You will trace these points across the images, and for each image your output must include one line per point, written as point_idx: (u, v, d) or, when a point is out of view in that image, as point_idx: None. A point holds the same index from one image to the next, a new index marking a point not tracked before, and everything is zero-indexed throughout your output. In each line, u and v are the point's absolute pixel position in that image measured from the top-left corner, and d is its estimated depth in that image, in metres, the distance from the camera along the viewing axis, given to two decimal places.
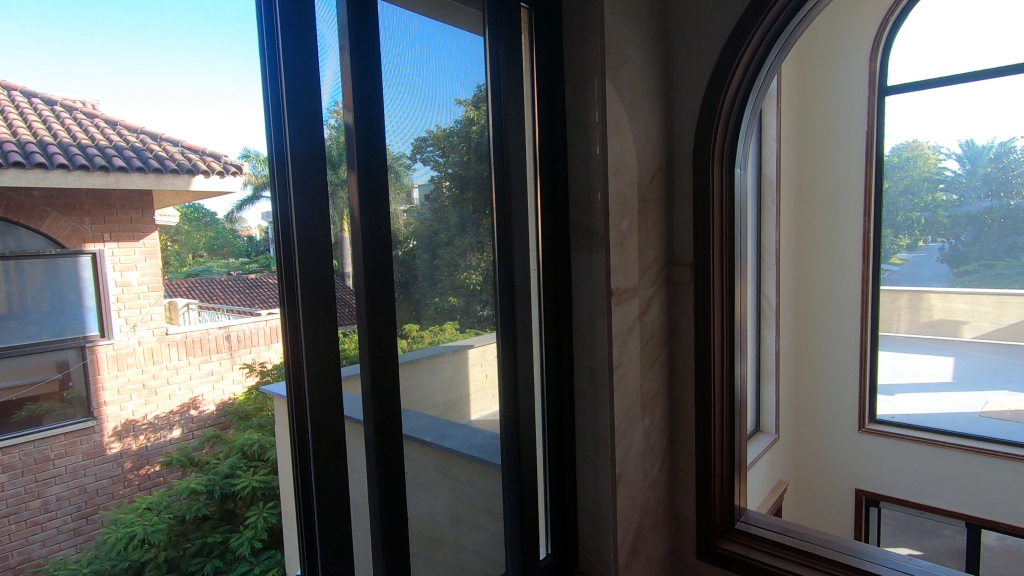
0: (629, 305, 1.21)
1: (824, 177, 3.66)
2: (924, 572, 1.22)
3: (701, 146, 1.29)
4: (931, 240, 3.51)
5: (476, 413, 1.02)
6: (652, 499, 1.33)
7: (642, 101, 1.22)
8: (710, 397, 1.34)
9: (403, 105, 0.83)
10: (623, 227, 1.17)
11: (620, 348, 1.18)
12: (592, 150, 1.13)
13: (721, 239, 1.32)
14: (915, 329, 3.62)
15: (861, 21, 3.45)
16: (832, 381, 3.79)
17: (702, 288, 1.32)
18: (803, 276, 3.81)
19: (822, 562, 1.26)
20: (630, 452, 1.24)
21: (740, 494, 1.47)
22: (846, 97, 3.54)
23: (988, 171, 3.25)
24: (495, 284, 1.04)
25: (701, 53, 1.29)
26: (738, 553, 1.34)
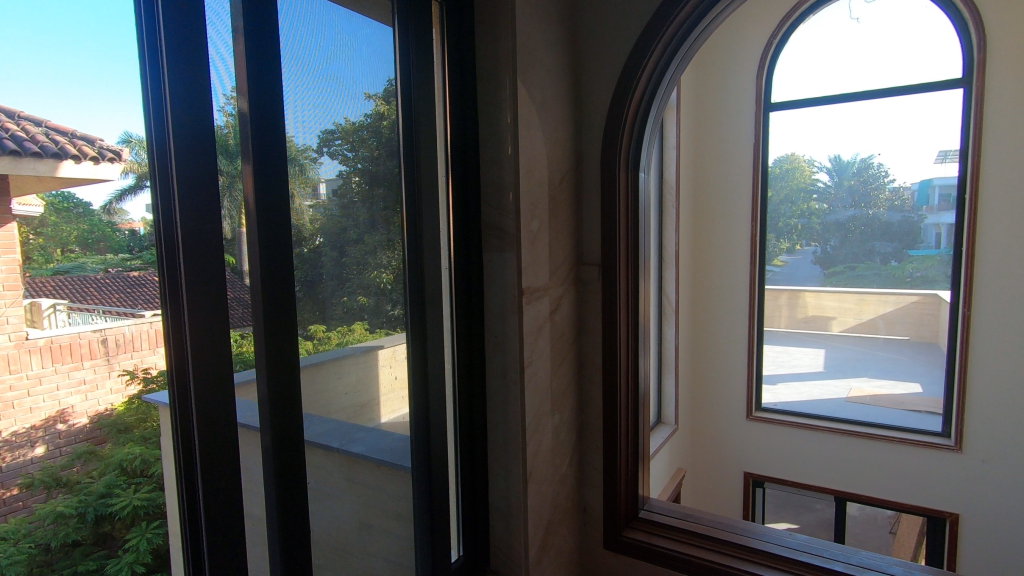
0: (539, 304, 1.23)
1: (717, 184, 3.95)
2: (803, 544, 1.34)
3: (607, 151, 1.34)
4: (806, 244, 3.89)
5: (386, 414, 0.98)
6: (561, 494, 1.37)
7: (551, 102, 1.24)
8: (616, 390, 1.40)
9: (308, 95, 0.79)
10: (534, 227, 1.19)
11: (531, 347, 1.20)
12: (504, 150, 1.13)
13: (627, 241, 1.38)
14: (793, 324, 4.01)
15: (749, 40, 3.75)
16: (724, 373, 4.10)
17: (608, 287, 1.38)
18: (699, 276, 4.08)
19: (716, 543, 1.36)
20: (540, 450, 1.26)
21: (643, 484, 1.55)
22: (736, 111, 3.83)
23: (851, 184, 3.68)
24: (405, 283, 1.01)
25: (608, 58, 1.33)
26: (641, 541, 1.40)
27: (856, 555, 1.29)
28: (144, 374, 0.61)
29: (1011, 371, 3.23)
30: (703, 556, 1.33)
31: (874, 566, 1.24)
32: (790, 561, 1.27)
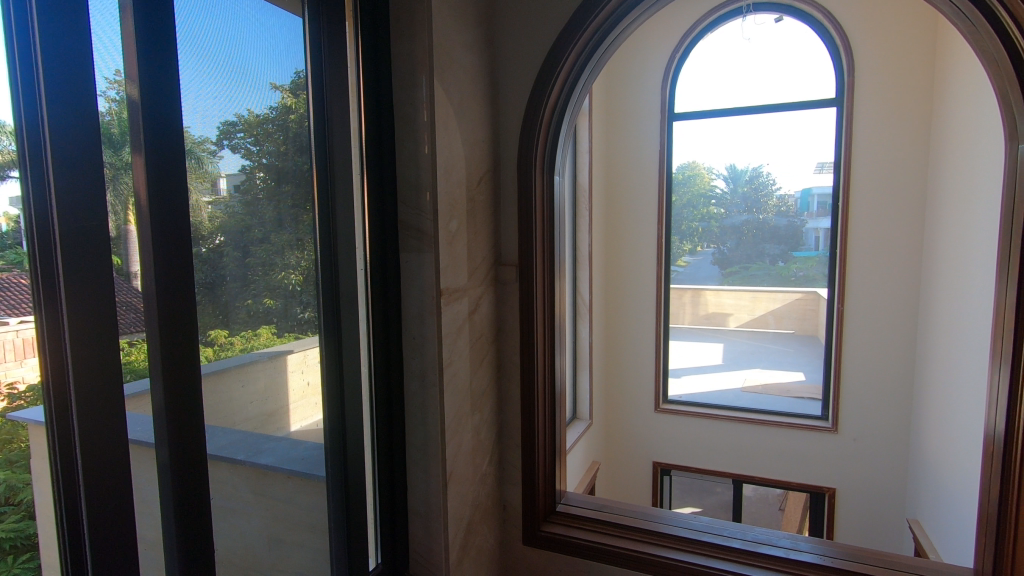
0: (458, 305, 1.23)
1: (625, 188, 4.14)
2: (705, 525, 1.44)
3: (523, 155, 1.37)
4: (706, 246, 4.15)
5: (297, 422, 0.93)
6: (481, 494, 1.37)
7: (469, 103, 1.25)
8: (534, 387, 1.43)
9: (208, 84, 0.74)
10: (453, 227, 1.19)
11: (449, 348, 1.19)
12: (420, 149, 1.12)
13: (543, 241, 1.41)
14: (695, 321, 4.28)
15: (654, 53, 3.96)
16: (634, 368, 4.30)
17: (525, 287, 1.40)
18: (611, 276, 4.25)
19: (628, 530, 1.42)
20: (459, 451, 1.25)
21: (561, 479, 1.59)
22: (643, 119, 4.04)
23: (745, 191, 3.97)
24: (317, 285, 0.97)
25: (524, 62, 1.36)
26: (559, 534, 1.44)
27: (752, 532, 1.40)
28: (8, 390, 0.54)
29: (876, 358, 3.67)
30: (617, 543, 1.38)
31: (766, 541, 1.36)
32: (695, 542, 1.36)
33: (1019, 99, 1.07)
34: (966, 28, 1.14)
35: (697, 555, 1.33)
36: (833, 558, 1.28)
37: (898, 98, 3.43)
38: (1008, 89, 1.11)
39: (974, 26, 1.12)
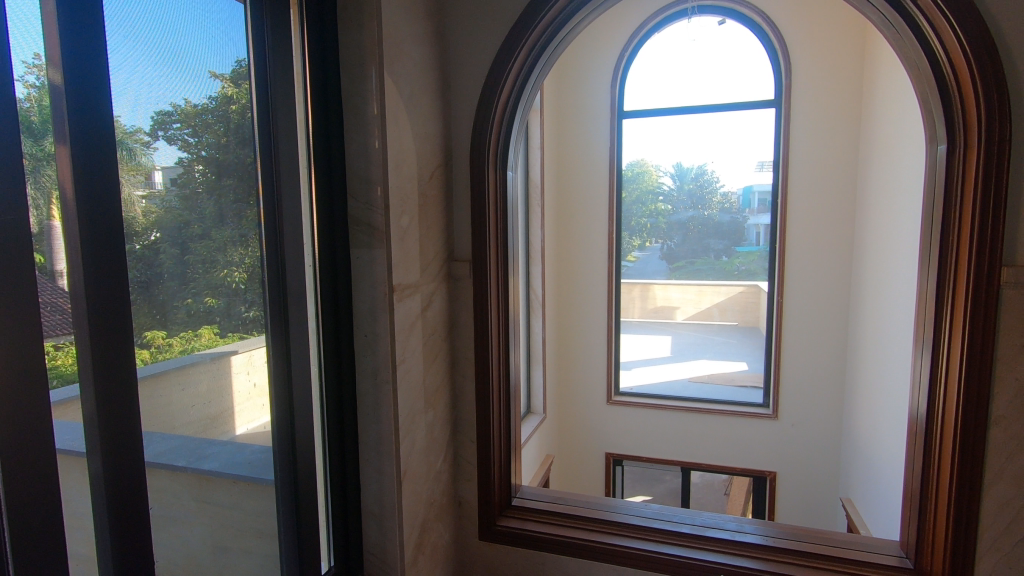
0: (410, 301, 1.21)
1: (576, 185, 4.20)
2: (656, 512, 1.48)
3: (475, 150, 1.36)
4: (654, 241, 4.25)
5: (243, 425, 0.90)
6: (436, 491, 1.36)
7: (419, 97, 1.23)
8: (489, 382, 1.43)
9: (141, 71, 0.70)
10: (404, 223, 1.17)
11: (402, 345, 1.18)
12: (370, 143, 1.09)
13: (497, 237, 1.41)
14: (645, 314, 4.39)
15: (603, 51, 4.02)
16: (586, 361, 4.37)
17: (478, 282, 1.39)
18: (563, 271, 4.31)
19: (582, 520, 1.45)
20: (413, 448, 1.24)
21: (516, 473, 1.60)
22: (594, 116, 4.10)
23: (690, 187, 4.08)
24: (262, 282, 0.93)
25: (475, 57, 1.35)
26: (514, 527, 1.45)
27: (699, 517, 1.46)
28: None
29: (812, 348, 3.87)
30: (571, 533, 1.41)
31: (713, 524, 1.41)
32: (646, 529, 1.40)
33: (938, 103, 1.15)
34: (891, 35, 1.22)
35: (647, 542, 1.37)
36: (774, 538, 1.35)
37: (831, 101, 3.62)
38: (928, 92, 1.19)
39: (899, 33, 1.19)
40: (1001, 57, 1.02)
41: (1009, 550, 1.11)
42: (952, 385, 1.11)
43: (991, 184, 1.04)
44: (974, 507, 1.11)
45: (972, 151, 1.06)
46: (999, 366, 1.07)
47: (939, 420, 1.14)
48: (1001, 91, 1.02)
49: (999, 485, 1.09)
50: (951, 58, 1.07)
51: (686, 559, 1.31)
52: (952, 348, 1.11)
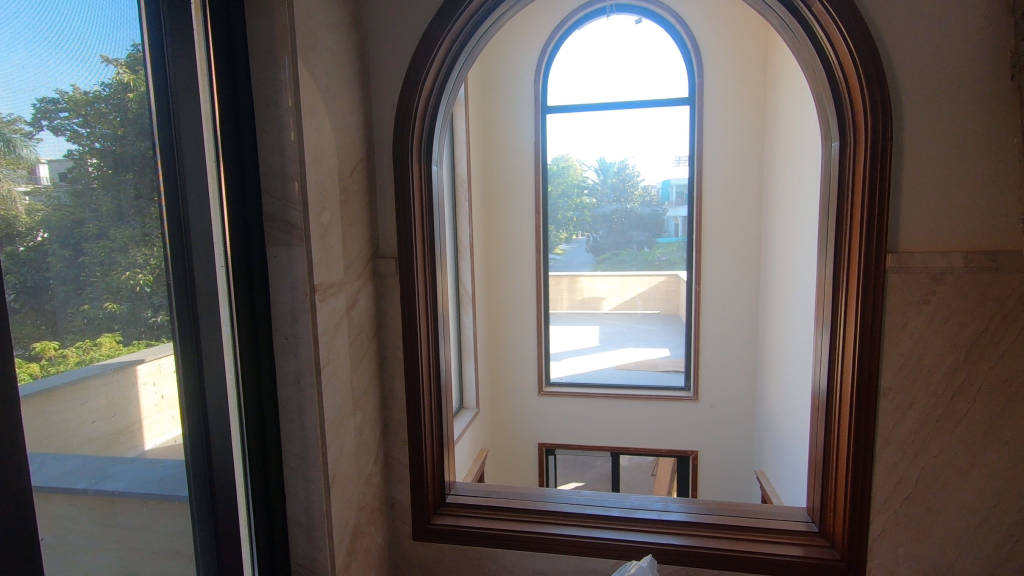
0: (334, 301, 1.17)
1: (503, 179, 4.22)
2: (587, 498, 1.53)
3: (398, 144, 1.33)
4: (581, 234, 4.35)
5: (152, 440, 0.84)
6: (367, 494, 1.33)
7: (338, 88, 1.18)
8: (419, 380, 1.41)
9: (16, 53, 0.63)
10: (325, 219, 1.13)
11: (327, 346, 1.14)
12: (285, 136, 1.04)
13: (423, 232, 1.39)
14: (573, 306, 4.50)
15: (526, 45, 4.05)
16: (517, 354, 4.42)
17: (405, 278, 1.37)
18: (493, 265, 4.33)
19: (517, 512, 1.46)
20: (342, 452, 1.20)
21: (449, 470, 1.59)
22: (518, 110, 4.13)
23: (613, 181, 4.19)
24: (170, 285, 0.87)
25: (395, 49, 1.32)
26: (448, 525, 1.44)
27: (629, 499, 1.51)
28: None
29: (728, 332, 4.12)
30: (506, 526, 1.42)
31: (641, 506, 1.47)
32: (578, 515, 1.43)
33: (831, 103, 1.25)
34: (789, 39, 1.31)
35: (580, 528, 1.40)
36: (697, 514, 1.42)
37: (739, 100, 3.85)
38: (822, 93, 1.29)
39: (796, 37, 1.28)
40: (883, 61, 1.12)
41: (897, 507, 1.23)
42: (847, 360, 1.21)
43: (877, 178, 1.14)
44: (867, 472, 1.22)
45: (860, 148, 1.16)
46: (886, 343, 1.18)
47: (838, 394, 1.25)
48: (883, 93, 1.12)
49: (887, 449, 1.21)
50: (841, 61, 1.16)
51: (617, 541, 1.36)
52: (847, 329, 1.21)
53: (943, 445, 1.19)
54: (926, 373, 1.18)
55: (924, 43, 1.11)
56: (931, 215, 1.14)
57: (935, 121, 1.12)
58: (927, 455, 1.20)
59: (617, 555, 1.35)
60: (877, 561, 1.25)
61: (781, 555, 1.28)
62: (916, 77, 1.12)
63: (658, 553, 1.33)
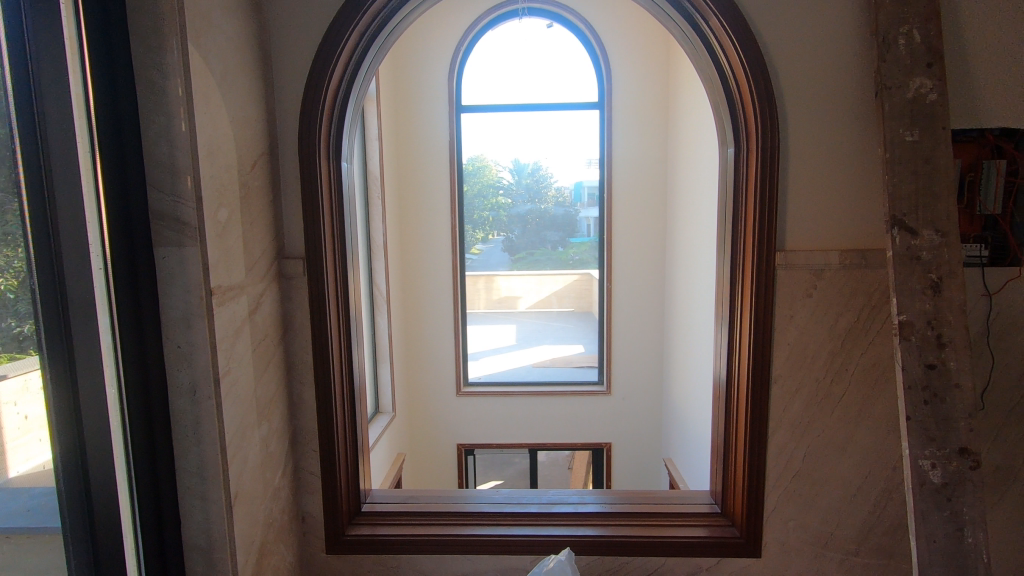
0: (233, 305, 1.08)
1: (417, 178, 4.15)
2: (506, 496, 1.53)
3: (304, 137, 1.26)
4: (497, 234, 4.37)
5: (17, 466, 0.74)
6: (275, 510, 1.25)
7: (235, 76, 1.10)
8: (330, 386, 1.34)
9: None
10: (222, 217, 1.05)
11: (226, 354, 1.06)
12: (174, 125, 0.94)
13: (333, 232, 1.33)
14: (489, 305, 4.50)
15: (439, 42, 4.00)
16: (435, 355, 4.37)
17: (314, 280, 1.30)
18: (407, 265, 4.24)
19: (436, 516, 1.44)
20: (245, 467, 1.12)
21: (364, 477, 1.53)
22: (432, 108, 4.08)
23: (528, 182, 4.25)
24: (35, 291, 0.76)
25: (299, 39, 1.25)
26: (364, 535, 1.39)
27: (547, 494, 1.54)
28: None
29: (637, 328, 4.32)
30: (424, 531, 1.39)
31: (559, 500, 1.50)
32: (498, 514, 1.44)
33: (726, 112, 1.34)
34: (689, 49, 1.39)
35: (499, 526, 1.41)
36: (612, 504, 1.47)
37: (645, 106, 4.04)
38: (719, 102, 1.38)
39: (695, 47, 1.36)
40: (771, 74, 1.22)
41: (788, 484, 1.34)
42: (744, 352, 1.31)
43: (767, 184, 1.24)
44: (762, 454, 1.32)
45: (752, 155, 1.25)
46: (776, 334, 1.29)
47: (736, 383, 1.35)
48: (771, 104, 1.22)
49: (779, 431, 1.32)
50: (736, 73, 1.25)
51: (536, 537, 1.37)
52: (743, 322, 1.31)
53: (825, 425, 1.32)
54: (811, 360, 1.29)
55: (806, 60, 1.22)
56: (813, 217, 1.26)
57: (815, 132, 1.24)
58: (812, 436, 1.32)
59: (536, 551, 1.37)
60: (771, 535, 1.36)
61: (688, 537, 1.35)
62: (799, 91, 1.23)
63: (576, 545, 1.36)
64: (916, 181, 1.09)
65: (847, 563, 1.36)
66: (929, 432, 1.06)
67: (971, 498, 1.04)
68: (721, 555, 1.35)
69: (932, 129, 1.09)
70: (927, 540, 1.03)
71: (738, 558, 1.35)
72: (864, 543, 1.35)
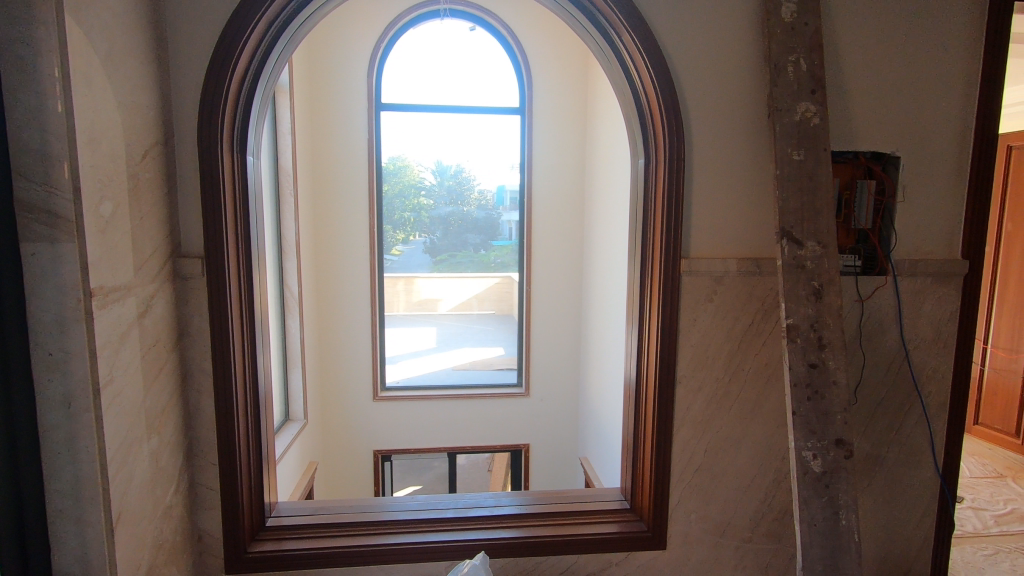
0: (117, 308, 0.99)
1: (333, 176, 4.00)
2: (422, 503, 1.51)
3: (204, 127, 1.18)
4: (418, 235, 4.30)
5: None
6: (165, 530, 1.15)
7: (122, 58, 1.01)
8: (232, 396, 1.26)
9: None
10: (105, 212, 0.95)
11: (108, 361, 0.96)
12: (47, 107, 0.84)
13: (236, 230, 1.24)
14: (409, 308, 4.41)
15: (359, 36, 3.88)
16: (351, 359, 4.24)
17: (214, 281, 1.21)
18: (323, 266, 4.08)
19: (348, 527, 1.39)
20: (130, 485, 1.02)
21: (269, 490, 1.45)
22: (351, 104, 3.95)
23: (450, 184, 4.23)
24: None
25: (200, 23, 1.17)
26: (269, 551, 1.31)
27: (462, 499, 1.53)
28: None
29: (555, 331, 4.42)
30: (336, 543, 1.34)
31: (475, 504, 1.50)
32: (413, 521, 1.41)
33: (638, 125, 1.40)
34: (604, 62, 1.44)
35: (413, 534, 1.38)
36: (527, 505, 1.49)
37: (564, 114, 4.15)
38: (631, 114, 1.44)
39: (610, 61, 1.41)
40: (678, 91, 1.29)
41: (691, 478, 1.42)
42: (652, 354, 1.37)
43: (673, 195, 1.31)
44: (667, 451, 1.39)
45: (660, 167, 1.32)
46: (681, 337, 1.36)
47: (645, 384, 1.41)
48: (678, 120, 1.29)
49: (682, 429, 1.40)
50: (647, 88, 1.31)
51: (451, 543, 1.36)
52: (651, 326, 1.37)
53: (723, 421, 1.41)
54: (711, 361, 1.38)
55: (709, 79, 1.30)
56: (714, 227, 1.34)
57: (716, 148, 1.32)
58: (712, 432, 1.41)
59: (451, 556, 1.36)
60: (675, 528, 1.43)
61: (600, 534, 1.40)
62: (702, 109, 1.31)
63: (491, 548, 1.37)
64: (802, 198, 1.20)
65: (741, 550, 1.46)
66: (811, 426, 1.16)
67: (845, 484, 1.15)
68: (629, 550, 1.41)
69: (815, 150, 1.20)
70: (809, 524, 1.13)
71: (645, 551, 1.42)
72: (757, 530, 1.46)
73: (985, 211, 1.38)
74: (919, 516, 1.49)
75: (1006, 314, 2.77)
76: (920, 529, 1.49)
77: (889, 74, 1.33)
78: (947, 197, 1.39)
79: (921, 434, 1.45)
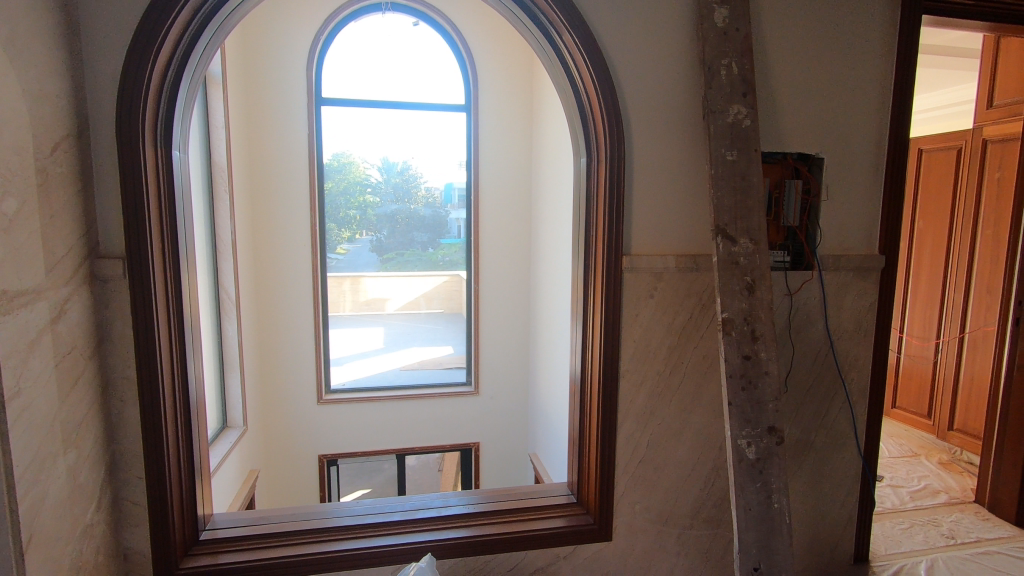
0: (25, 314, 0.91)
1: (272, 172, 3.85)
2: (368, 507, 1.47)
3: (123, 120, 1.10)
4: (364, 233, 4.20)
5: None
6: (86, 549, 1.08)
7: (26, 43, 0.93)
8: (159, 405, 1.18)
9: None
10: (8, 210, 0.88)
11: (15, 371, 0.89)
12: None
13: (161, 228, 1.17)
14: (356, 308, 4.32)
15: (298, 28, 3.75)
16: (294, 361, 4.10)
17: (137, 283, 1.14)
18: (262, 266, 3.92)
19: (290, 537, 1.34)
20: (43, 504, 0.95)
21: (203, 502, 1.38)
22: (290, 98, 3.81)
23: (396, 181, 4.16)
24: None
25: (116, 9, 1.09)
26: (203, 565, 1.25)
27: (409, 501, 1.51)
28: None
29: (504, 329, 4.43)
30: (276, 554, 1.29)
31: (422, 505, 1.48)
32: (358, 526, 1.38)
33: (580, 124, 1.42)
34: (546, 61, 1.45)
35: (358, 540, 1.35)
36: (475, 505, 1.49)
37: (510, 112, 4.16)
38: (573, 113, 1.46)
39: (551, 59, 1.42)
40: (618, 91, 1.32)
41: (634, 470, 1.45)
42: (597, 349, 1.40)
43: (615, 193, 1.33)
44: (611, 444, 1.42)
45: (602, 166, 1.35)
46: (624, 332, 1.39)
47: (590, 379, 1.43)
48: (618, 120, 1.31)
49: (626, 422, 1.43)
50: (588, 87, 1.33)
51: (398, 546, 1.34)
52: (596, 321, 1.39)
53: (665, 414, 1.45)
54: (653, 355, 1.42)
55: (647, 81, 1.33)
56: (654, 225, 1.38)
57: (655, 147, 1.36)
58: (654, 424, 1.45)
59: (398, 560, 1.34)
60: (620, 519, 1.46)
61: (547, 529, 1.41)
62: (642, 109, 1.34)
63: (439, 549, 1.35)
64: (735, 196, 1.25)
65: (683, 537, 1.51)
66: (745, 415, 1.21)
67: (777, 469, 1.21)
68: (576, 543, 1.43)
69: (746, 150, 1.26)
70: (744, 509, 1.18)
71: (591, 543, 1.44)
72: (697, 517, 1.51)
73: (899, 210, 1.48)
74: (843, 496, 1.58)
75: (919, 305, 2.99)
76: (845, 508, 1.59)
77: (812, 80, 1.40)
78: (866, 196, 1.48)
79: (845, 419, 1.55)
